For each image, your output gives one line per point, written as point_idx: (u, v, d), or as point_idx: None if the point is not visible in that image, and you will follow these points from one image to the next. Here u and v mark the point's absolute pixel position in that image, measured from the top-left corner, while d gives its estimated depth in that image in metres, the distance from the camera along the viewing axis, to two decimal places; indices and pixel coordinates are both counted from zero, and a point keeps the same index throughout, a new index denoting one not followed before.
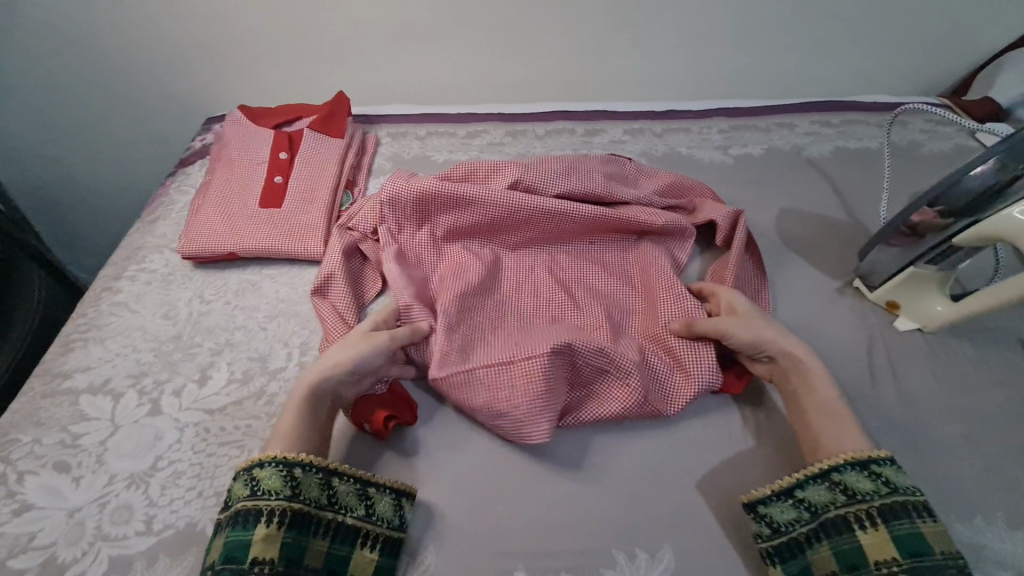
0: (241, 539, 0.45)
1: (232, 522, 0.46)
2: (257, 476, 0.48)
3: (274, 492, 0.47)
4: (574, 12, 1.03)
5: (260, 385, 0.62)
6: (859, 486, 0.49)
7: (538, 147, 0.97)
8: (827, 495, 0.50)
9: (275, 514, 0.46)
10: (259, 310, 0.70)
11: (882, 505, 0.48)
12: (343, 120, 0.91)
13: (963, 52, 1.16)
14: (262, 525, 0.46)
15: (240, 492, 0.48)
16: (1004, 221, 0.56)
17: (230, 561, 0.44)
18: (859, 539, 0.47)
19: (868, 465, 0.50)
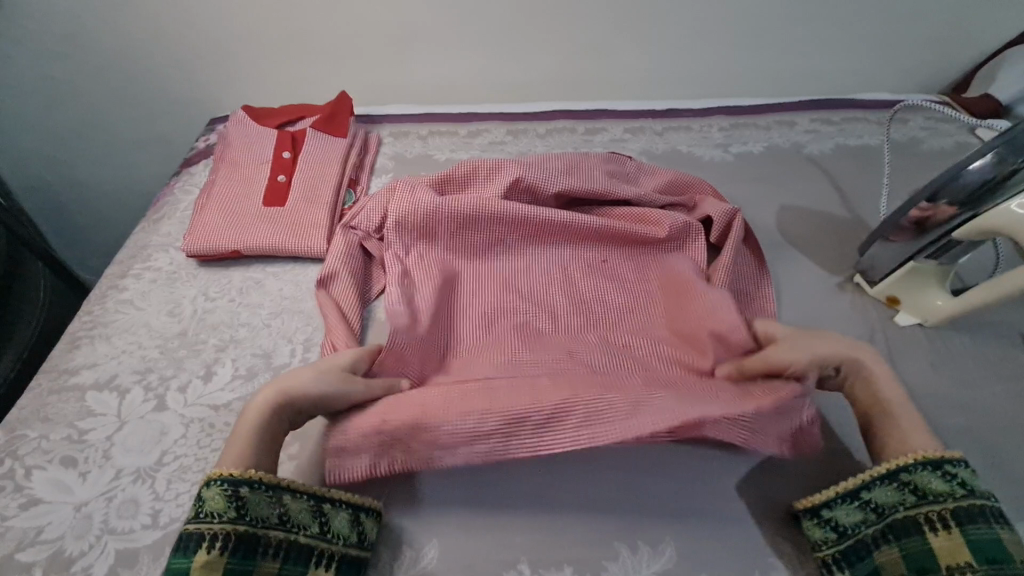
0: (186, 562, 0.42)
1: (177, 544, 0.44)
2: (201, 496, 0.45)
3: (215, 513, 0.44)
4: (574, 11, 1.03)
5: (265, 380, 0.63)
6: (934, 487, 0.47)
7: (539, 146, 0.98)
8: (895, 496, 0.48)
9: (218, 538, 0.43)
10: (264, 307, 0.71)
11: (956, 508, 0.46)
12: (345, 119, 0.91)
13: (962, 50, 1.16)
14: (203, 551, 0.43)
15: (185, 514, 0.45)
16: (1003, 215, 0.56)
17: None
18: (930, 542, 0.45)
19: (942, 467, 0.48)
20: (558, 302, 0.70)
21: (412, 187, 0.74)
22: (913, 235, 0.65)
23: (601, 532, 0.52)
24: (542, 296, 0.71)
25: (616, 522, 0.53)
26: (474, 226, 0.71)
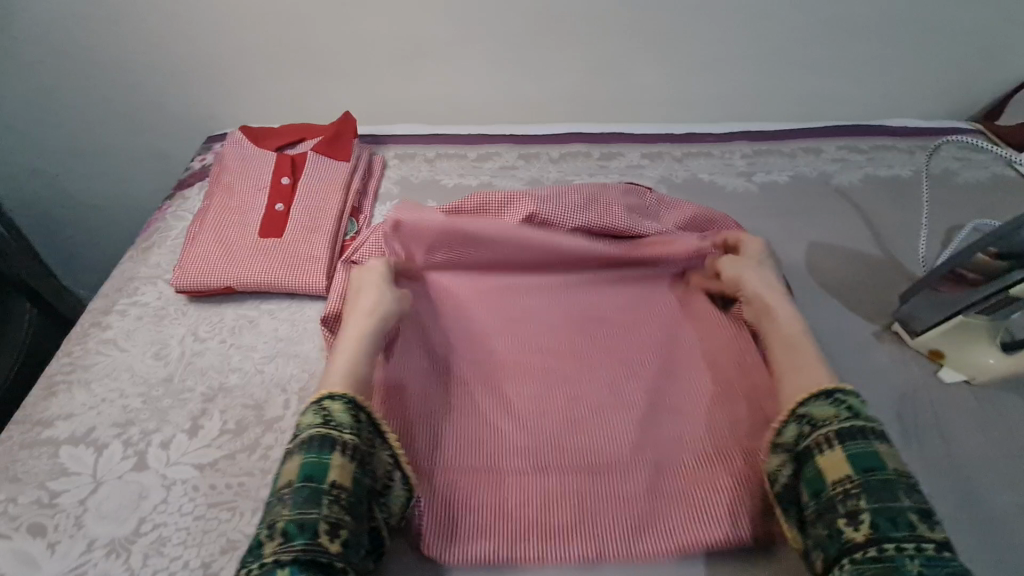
0: (319, 460, 0.44)
1: (305, 445, 0.45)
2: (329, 409, 0.47)
3: (344, 425, 0.47)
4: (590, 29, 0.99)
5: (255, 436, 0.58)
6: (820, 413, 0.48)
7: (553, 172, 0.93)
8: (795, 429, 0.49)
9: (349, 444, 0.46)
10: (257, 350, 0.66)
11: (840, 428, 0.46)
12: (349, 142, 0.86)
13: (995, 75, 1.11)
14: (338, 454, 0.45)
15: (310, 420, 0.47)
16: None
17: (309, 481, 0.43)
18: (818, 462, 0.45)
19: (826, 394, 0.49)
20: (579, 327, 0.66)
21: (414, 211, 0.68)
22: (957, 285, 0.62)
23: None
24: (557, 319, 0.66)
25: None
26: (489, 250, 0.68)
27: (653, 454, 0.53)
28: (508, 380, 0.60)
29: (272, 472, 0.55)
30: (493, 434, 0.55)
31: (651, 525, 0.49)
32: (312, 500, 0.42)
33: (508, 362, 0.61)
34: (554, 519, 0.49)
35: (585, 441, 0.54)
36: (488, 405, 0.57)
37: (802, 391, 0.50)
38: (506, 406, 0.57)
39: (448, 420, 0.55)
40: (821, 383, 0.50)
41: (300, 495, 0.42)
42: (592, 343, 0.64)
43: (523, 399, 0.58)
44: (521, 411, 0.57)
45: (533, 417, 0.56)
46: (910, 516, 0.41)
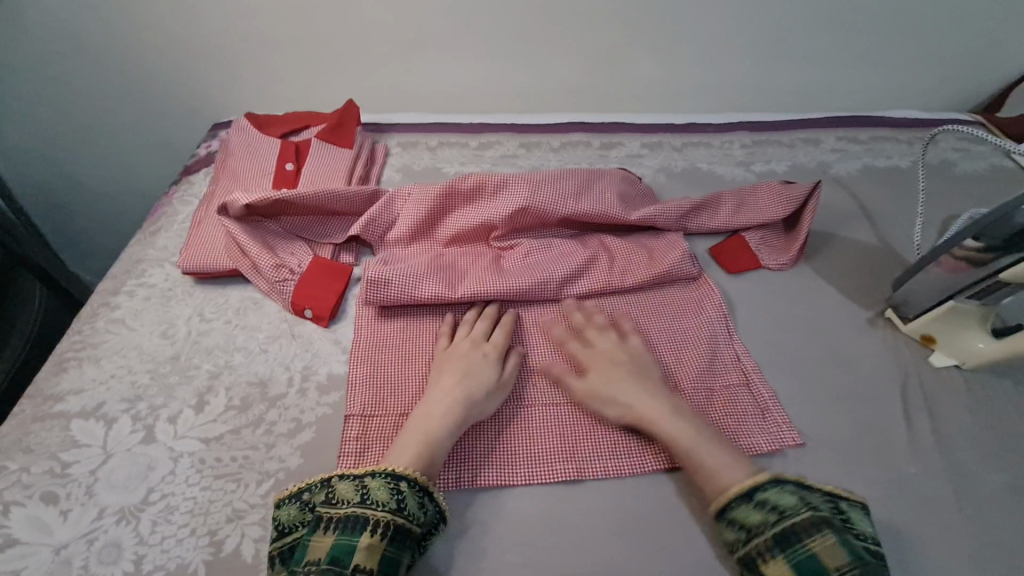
0: (349, 540, 0.45)
1: (341, 524, 0.46)
2: (367, 485, 0.49)
3: (381, 502, 0.48)
4: (592, 20, 0.99)
5: (259, 412, 0.59)
6: (751, 518, 0.48)
7: (553, 160, 0.94)
8: (729, 535, 0.49)
9: (381, 521, 0.47)
10: (261, 330, 0.67)
11: (773, 534, 0.47)
12: (352, 129, 0.88)
13: (997, 67, 1.11)
14: (368, 532, 0.46)
15: (348, 496, 0.48)
16: None
17: (335, 563, 0.44)
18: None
19: (720, 520, 0.50)
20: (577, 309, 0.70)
21: (408, 202, 0.75)
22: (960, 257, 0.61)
23: (593, 498, 0.55)
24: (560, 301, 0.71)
25: (609, 492, 0.55)
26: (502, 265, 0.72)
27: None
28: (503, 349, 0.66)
29: (275, 445, 0.57)
30: None
31: (621, 447, 0.58)
32: None
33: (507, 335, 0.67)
34: (536, 445, 0.58)
35: (564, 382, 0.63)
36: None
37: (726, 493, 0.50)
38: None
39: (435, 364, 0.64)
40: (740, 484, 0.51)
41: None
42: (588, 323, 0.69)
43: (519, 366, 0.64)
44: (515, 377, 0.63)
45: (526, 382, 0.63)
46: None
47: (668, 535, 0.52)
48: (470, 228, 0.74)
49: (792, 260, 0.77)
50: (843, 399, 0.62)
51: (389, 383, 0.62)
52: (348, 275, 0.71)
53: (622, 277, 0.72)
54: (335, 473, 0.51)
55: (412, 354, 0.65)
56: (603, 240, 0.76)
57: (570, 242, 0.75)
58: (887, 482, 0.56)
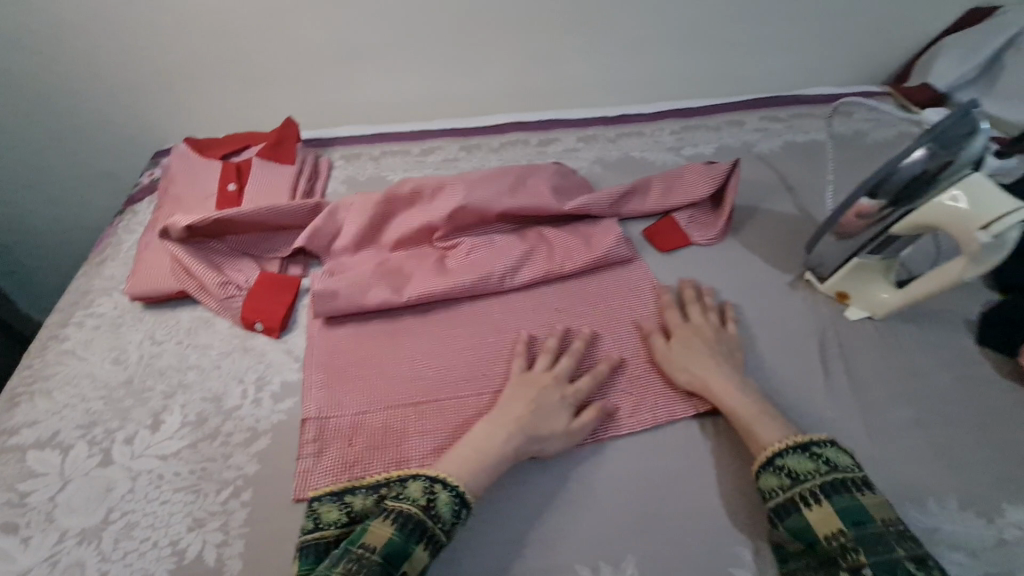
0: (404, 544, 0.46)
1: (400, 521, 0.47)
2: (437, 497, 0.50)
3: (443, 519, 0.48)
4: (520, 23, 1.04)
5: (215, 425, 0.61)
6: (799, 466, 0.51)
7: (493, 160, 0.97)
8: (774, 480, 0.51)
9: (435, 538, 0.47)
10: (213, 347, 0.69)
11: (822, 482, 0.49)
12: (292, 146, 0.90)
13: (903, 41, 1.19)
14: (422, 546, 0.46)
15: (417, 498, 0.49)
16: (938, 209, 0.60)
17: (387, 558, 0.44)
18: (807, 517, 0.48)
19: (768, 466, 0.52)
20: (520, 298, 0.73)
21: (351, 212, 0.77)
22: (858, 210, 0.64)
23: (539, 471, 0.58)
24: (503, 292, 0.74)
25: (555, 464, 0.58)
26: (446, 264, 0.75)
27: (568, 372, 0.66)
28: (449, 343, 0.68)
29: (233, 455, 0.58)
30: (426, 373, 0.65)
31: None
32: None
33: (453, 329, 0.70)
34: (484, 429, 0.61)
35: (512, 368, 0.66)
36: (436, 366, 0.66)
37: (772, 446, 0.53)
38: (451, 363, 0.66)
39: (385, 363, 0.66)
40: (789, 437, 0.53)
41: (375, 569, 0.43)
42: (531, 311, 0.72)
43: (467, 356, 0.67)
44: (462, 368, 0.66)
45: (475, 371, 0.66)
46: (908, 565, 0.42)
47: (611, 496, 0.56)
48: (412, 231, 0.77)
49: (719, 235, 0.81)
50: (768, 358, 0.67)
51: (340, 386, 0.64)
52: (295, 286, 0.73)
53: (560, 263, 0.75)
54: (415, 471, 0.53)
55: (364, 355, 0.67)
56: (541, 231, 0.79)
57: (509, 236, 0.78)
58: (808, 429, 0.60)
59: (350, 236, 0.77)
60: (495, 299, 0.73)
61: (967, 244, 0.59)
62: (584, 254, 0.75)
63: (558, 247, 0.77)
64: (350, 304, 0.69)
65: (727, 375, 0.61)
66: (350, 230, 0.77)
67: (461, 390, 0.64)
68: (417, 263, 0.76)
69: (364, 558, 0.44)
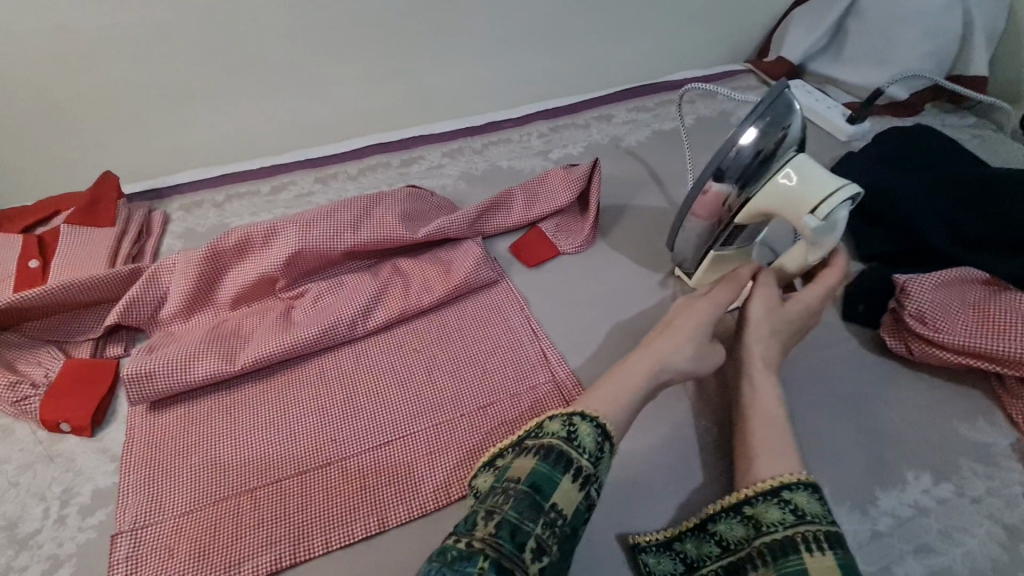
0: (551, 475, 0.45)
1: (541, 453, 0.46)
2: (578, 428, 0.48)
3: (588, 450, 0.47)
4: (364, 38, 0.97)
5: (5, 561, 0.51)
6: (807, 506, 0.46)
7: (352, 189, 0.90)
8: (776, 513, 0.46)
9: (584, 471, 0.46)
10: (8, 462, 0.58)
11: (829, 529, 0.44)
12: (110, 204, 0.79)
13: (758, 17, 1.20)
14: (568, 477, 0.45)
15: (557, 431, 0.48)
16: (774, 193, 0.57)
17: (534, 489, 0.44)
18: (804, 563, 0.43)
19: (775, 496, 0.47)
20: (376, 344, 0.67)
21: (175, 274, 0.68)
22: (708, 199, 0.59)
23: (395, 545, 0.52)
24: (356, 340, 0.67)
25: (413, 535, 0.53)
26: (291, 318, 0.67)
27: (426, 423, 0.60)
28: (294, 409, 0.61)
29: None
30: (266, 450, 0.58)
31: (424, 481, 0.56)
32: (534, 509, 0.43)
33: (300, 391, 0.63)
34: (333, 505, 0.54)
35: (364, 427, 0.59)
36: (279, 438, 0.59)
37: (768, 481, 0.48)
38: (296, 431, 0.59)
39: (218, 445, 0.58)
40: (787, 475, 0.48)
41: (524, 498, 0.43)
42: (388, 356, 0.66)
43: (314, 420, 0.60)
44: (308, 434, 0.59)
45: (324, 435, 0.59)
46: None
47: None
48: (248, 286, 0.69)
49: (587, 241, 0.78)
50: None
51: (163, 483, 0.55)
52: (112, 371, 0.64)
53: (416, 298, 0.69)
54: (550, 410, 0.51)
55: (191, 441, 0.58)
56: (397, 264, 0.73)
57: (361, 275, 0.71)
58: None
59: (176, 303, 0.68)
60: (349, 350, 0.66)
61: (802, 228, 0.57)
62: (442, 285, 0.70)
63: (415, 280, 0.71)
64: (173, 384, 0.60)
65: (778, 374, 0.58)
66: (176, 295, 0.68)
67: (307, 462, 0.57)
68: (257, 321, 0.68)
69: (515, 488, 0.44)
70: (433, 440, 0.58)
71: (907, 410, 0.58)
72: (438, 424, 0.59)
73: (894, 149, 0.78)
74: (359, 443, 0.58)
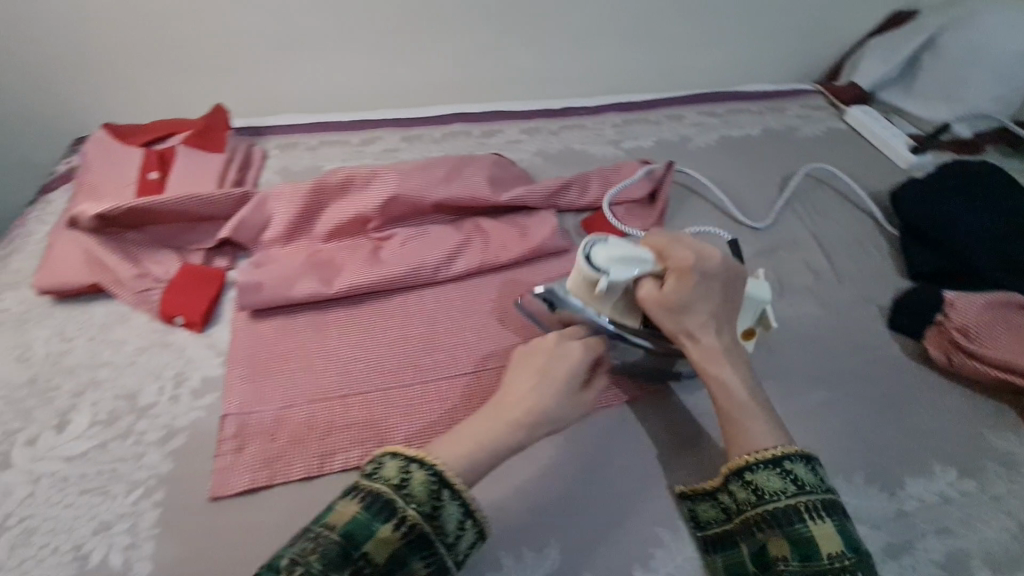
0: (368, 523, 0.43)
1: (368, 500, 0.44)
2: (409, 475, 0.46)
3: (417, 498, 0.45)
4: (461, 13, 1.03)
5: (127, 424, 0.58)
6: (807, 476, 0.48)
7: (434, 151, 0.96)
8: (778, 482, 0.48)
9: (406, 520, 0.43)
10: (127, 343, 0.65)
11: (826, 499, 0.47)
12: (222, 134, 0.86)
13: (833, 43, 1.24)
14: (387, 525, 0.43)
15: (390, 478, 0.45)
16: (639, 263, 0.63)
17: (349, 539, 0.42)
18: (811, 530, 0.46)
19: (775, 465, 0.49)
20: (455, 290, 0.73)
21: (279, 201, 0.75)
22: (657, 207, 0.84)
23: None
24: (437, 284, 0.73)
25: None
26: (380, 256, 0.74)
27: (498, 363, 0.66)
28: (381, 335, 0.67)
29: (145, 454, 0.56)
30: (355, 366, 0.64)
31: None
32: (339, 561, 0.41)
33: (386, 320, 0.69)
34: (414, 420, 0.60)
35: (443, 359, 0.66)
36: (366, 358, 0.65)
37: (754, 454, 0.50)
38: (382, 354, 0.66)
39: (313, 356, 0.65)
40: (771, 447, 0.50)
41: (331, 550, 0.41)
42: (466, 301, 0.72)
43: (397, 347, 0.66)
44: (392, 358, 0.65)
45: (407, 361, 0.65)
46: None
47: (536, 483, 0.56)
48: (345, 222, 0.75)
49: (653, 227, 0.83)
50: None
51: (263, 381, 0.62)
52: (219, 280, 0.70)
53: (496, 254, 0.75)
54: (382, 450, 0.48)
55: (288, 349, 0.65)
56: (478, 222, 0.79)
57: (446, 226, 0.78)
58: None
59: (280, 228, 0.74)
60: (431, 291, 0.73)
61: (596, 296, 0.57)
62: (520, 246, 0.76)
63: (495, 238, 0.77)
64: (278, 297, 0.67)
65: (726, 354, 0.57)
66: (280, 222, 0.74)
67: (392, 381, 0.63)
68: (348, 253, 0.74)
69: (321, 540, 0.42)
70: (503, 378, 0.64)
71: (942, 415, 0.63)
72: (505, 366, 0.65)
73: (957, 178, 0.82)
74: (437, 372, 0.65)
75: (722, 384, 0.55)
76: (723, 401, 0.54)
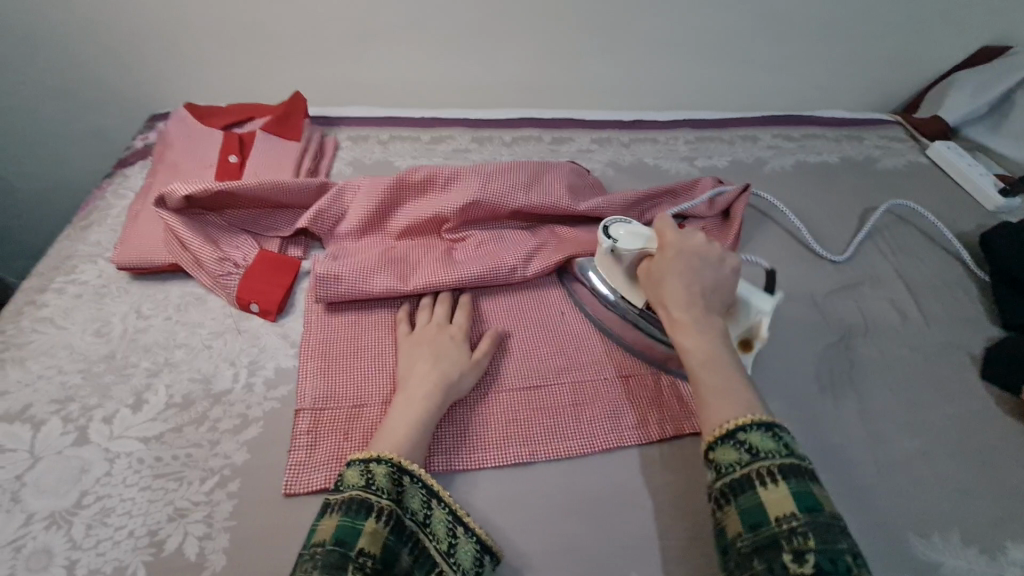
0: (353, 525, 0.43)
1: (344, 506, 0.45)
2: (373, 470, 0.47)
3: (385, 489, 0.46)
4: (539, 16, 1.01)
5: (202, 410, 0.58)
6: (761, 444, 0.45)
7: (505, 154, 0.95)
8: (732, 454, 0.45)
9: (386, 510, 0.45)
10: (204, 326, 0.65)
11: (782, 465, 0.43)
12: (299, 121, 0.86)
13: (915, 73, 1.20)
14: (372, 519, 0.44)
15: (354, 481, 0.46)
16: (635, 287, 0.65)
17: (340, 544, 0.42)
18: (761, 496, 0.43)
19: (726, 436, 0.46)
20: (529, 299, 0.71)
21: (357, 196, 0.74)
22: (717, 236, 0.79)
23: (540, 477, 0.56)
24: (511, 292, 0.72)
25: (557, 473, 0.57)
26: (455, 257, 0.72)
27: (573, 378, 0.64)
28: None
29: (220, 442, 0.55)
30: None
31: (570, 428, 0.60)
32: (339, 565, 0.41)
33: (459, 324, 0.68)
34: (488, 430, 0.59)
35: (517, 369, 0.64)
36: None
37: (719, 423, 0.47)
38: None
39: (385, 355, 0.63)
40: (729, 417, 0.47)
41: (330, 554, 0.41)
42: (539, 312, 0.70)
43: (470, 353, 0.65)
44: None
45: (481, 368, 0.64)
46: (848, 560, 0.39)
47: (611, 509, 0.54)
48: (422, 221, 0.74)
49: None
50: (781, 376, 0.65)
51: (336, 376, 0.61)
52: (295, 270, 0.69)
53: (572, 266, 0.73)
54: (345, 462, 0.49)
55: (362, 346, 0.64)
56: (553, 231, 0.77)
57: (521, 233, 0.76)
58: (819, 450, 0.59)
59: (356, 220, 0.73)
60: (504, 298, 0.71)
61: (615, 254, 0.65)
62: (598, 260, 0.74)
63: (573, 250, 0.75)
64: (354, 291, 0.66)
65: (716, 336, 0.54)
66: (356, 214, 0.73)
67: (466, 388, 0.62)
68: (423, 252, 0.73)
69: (319, 552, 0.41)
70: (578, 394, 0.62)
71: None
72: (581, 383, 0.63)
73: None
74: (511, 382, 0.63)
75: (701, 356, 0.52)
76: (695, 373, 0.51)
